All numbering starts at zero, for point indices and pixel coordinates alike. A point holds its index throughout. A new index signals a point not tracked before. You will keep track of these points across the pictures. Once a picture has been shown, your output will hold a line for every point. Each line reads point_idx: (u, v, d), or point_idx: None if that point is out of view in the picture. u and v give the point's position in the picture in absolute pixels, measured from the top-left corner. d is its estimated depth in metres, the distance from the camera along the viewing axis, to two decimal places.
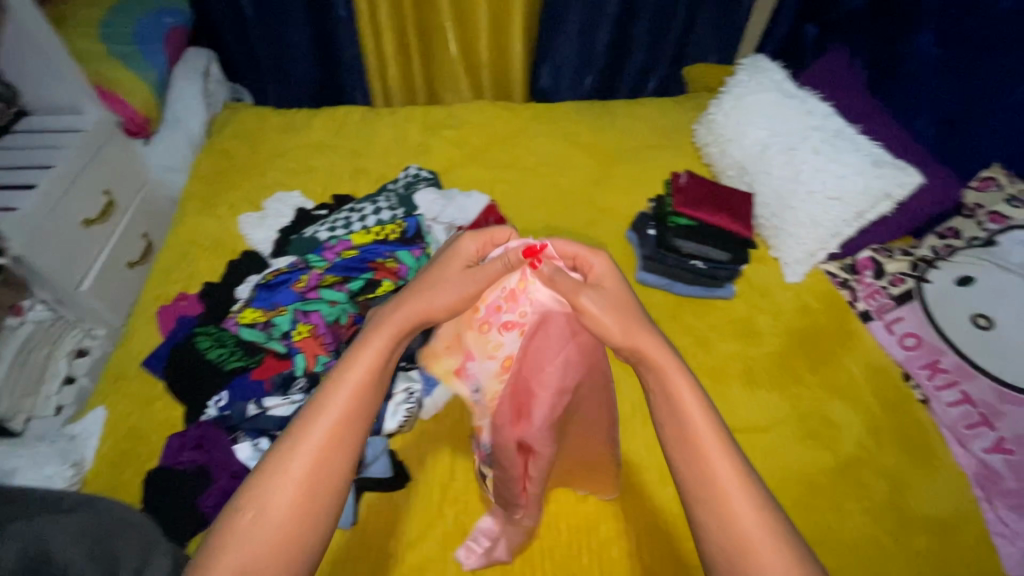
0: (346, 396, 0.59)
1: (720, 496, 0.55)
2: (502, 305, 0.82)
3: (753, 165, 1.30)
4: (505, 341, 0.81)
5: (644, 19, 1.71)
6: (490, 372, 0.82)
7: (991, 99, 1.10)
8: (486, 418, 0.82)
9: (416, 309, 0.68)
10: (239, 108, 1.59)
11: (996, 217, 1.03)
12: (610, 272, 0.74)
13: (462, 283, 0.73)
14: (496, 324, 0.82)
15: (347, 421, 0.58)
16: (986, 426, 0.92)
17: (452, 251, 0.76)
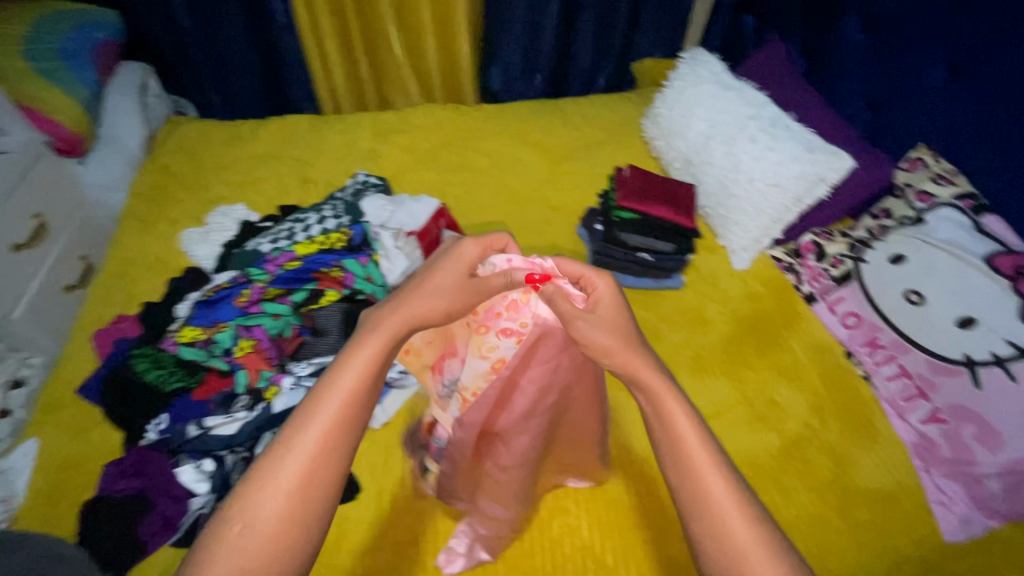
0: (339, 402, 0.57)
1: (718, 520, 0.54)
2: (503, 313, 0.82)
3: (697, 156, 1.33)
4: (501, 344, 0.81)
5: (589, 17, 1.73)
6: (477, 372, 0.81)
7: (914, 81, 1.14)
8: (448, 413, 0.84)
9: (412, 311, 0.67)
10: (179, 121, 1.56)
11: (924, 195, 1.06)
12: (613, 299, 0.74)
13: (460, 287, 0.72)
14: (495, 328, 0.82)
15: (338, 428, 0.56)
16: (922, 398, 0.95)
17: (453, 252, 0.75)
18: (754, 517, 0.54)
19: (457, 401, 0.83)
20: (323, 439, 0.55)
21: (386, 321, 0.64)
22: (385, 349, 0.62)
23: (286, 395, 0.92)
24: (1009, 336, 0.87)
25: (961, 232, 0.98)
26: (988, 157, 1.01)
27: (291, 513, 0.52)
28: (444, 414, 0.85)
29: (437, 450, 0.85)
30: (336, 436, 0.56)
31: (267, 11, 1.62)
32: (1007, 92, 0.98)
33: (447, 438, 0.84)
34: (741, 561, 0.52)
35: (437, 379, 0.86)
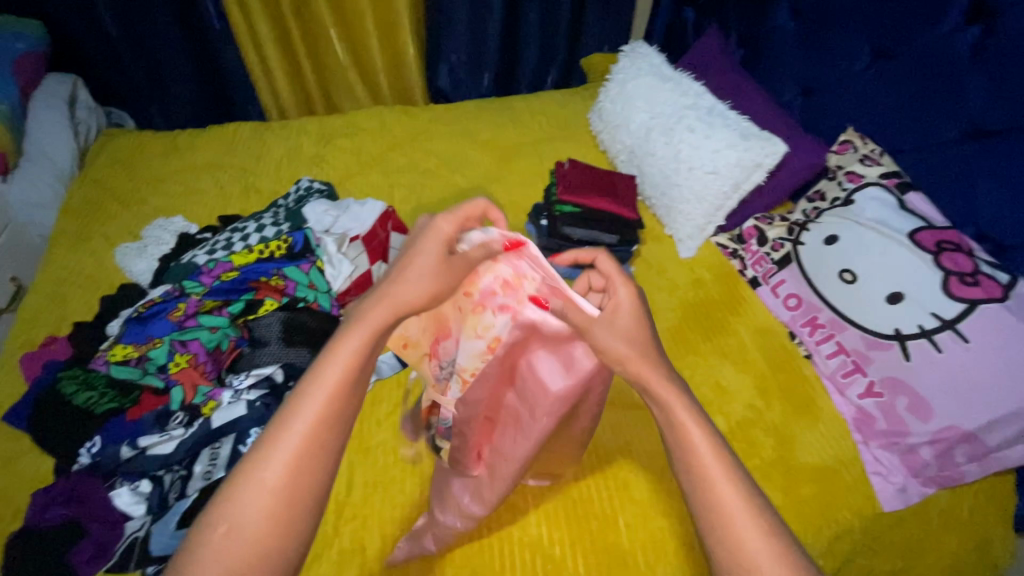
0: (321, 406, 0.55)
1: (729, 526, 0.55)
2: (496, 290, 0.79)
3: (640, 147, 1.34)
4: (497, 322, 0.78)
5: (532, 14, 1.74)
6: (473, 351, 0.79)
7: (839, 65, 1.17)
8: (447, 396, 0.82)
9: (396, 301, 0.61)
10: (115, 134, 1.51)
11: (853, 176, 1.09)
12: (634, 307, 0.67)
13: (442, 271, 0.65)
14: (489, 306, 0.79)
15: (320, 433, 0.55)
16: (859, 372, 0.97)
17: (429, 229, 0.65)
18: (768, 527, 0.55)
19: (457, 384, 0.80)
20: (306, 446, 0.54)
21: (368, 314, 0.60)
22: (368, 345, 0.59)
23: (223, 410, 0.89)
24: (932, 308, 0.89)
25: (887, 210, 1.01)
26: (909, 135, 1.04)
27: (275, 524, 0.51)
28: (445, 398, 0.82)
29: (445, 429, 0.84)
30: (319, 442, 0.54)
31: (204, 17, 1.59)
32: (920, 72, 1.01)
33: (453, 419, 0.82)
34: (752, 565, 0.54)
35: (434, 365, 0.83)
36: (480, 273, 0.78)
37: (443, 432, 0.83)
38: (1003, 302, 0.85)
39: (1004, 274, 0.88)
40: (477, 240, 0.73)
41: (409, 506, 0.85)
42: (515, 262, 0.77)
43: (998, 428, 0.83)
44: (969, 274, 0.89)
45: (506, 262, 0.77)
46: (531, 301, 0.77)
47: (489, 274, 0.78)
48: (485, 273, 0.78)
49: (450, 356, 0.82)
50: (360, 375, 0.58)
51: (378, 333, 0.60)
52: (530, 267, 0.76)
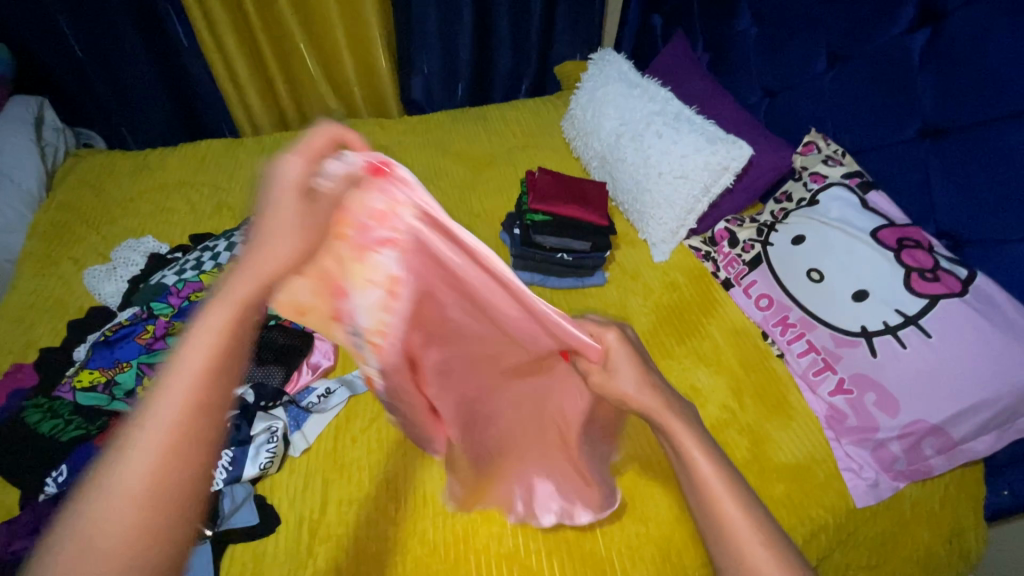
0: (181, 420, 0.39)
1: (727, 533, 0.61)
2: (371, 226, 0.62)
3: (611, 154, 1.35)
4: (387, 261, 0.64)
5: (502, 24, 1.76)
6: (375, 305, 0.65)
7: (800, 68, 1.20)
8: (369, 366, 0.69)
9: (265, 269, 0.46)
10: (83, 154, 1.52)
11: (816, 177, 1.11)
12: (626, 352, 0.72)
13: (307, 219, 0.50)
14: (368, 247, 0.63)
15: (183, 457, 0.39)
16: (829, 370, 0.98)
17: (274, 173, 0.49)
18: (762, 533, 0.61)
19: (371, 350, 0.67)
20: (165, 480, 0.38)
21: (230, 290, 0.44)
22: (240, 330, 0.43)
23: None
24: (896, 305, 0.91)
25: (851, 209, 1.03)
26: (868, 135, 1.06)
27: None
28: (366, 365, 0.70)
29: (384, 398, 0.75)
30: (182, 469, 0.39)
31: (172, 35, 1.59)
32: (874, 74, 1.04)
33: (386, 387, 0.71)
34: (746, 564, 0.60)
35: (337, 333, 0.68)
36: (347, 209, 0.60)
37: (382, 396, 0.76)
38: (963, 297, 0.87)
39: (963, 269, 0.90)
40: (339, 171, 0.55)
41: (385, 521, 0.84)
42: (386, 190, 0.62)
43: (964, 420, 0.85)
44: (929, 270, 0.91)
45: (374, 191, 0.61)
46: (411, 233, 0.64)
47: (358, 208, 0.61)
48: (353, 210, 0.60)
49: (349, 319, 0.66)
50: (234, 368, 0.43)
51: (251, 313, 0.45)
52: (408, 194, 0.63)
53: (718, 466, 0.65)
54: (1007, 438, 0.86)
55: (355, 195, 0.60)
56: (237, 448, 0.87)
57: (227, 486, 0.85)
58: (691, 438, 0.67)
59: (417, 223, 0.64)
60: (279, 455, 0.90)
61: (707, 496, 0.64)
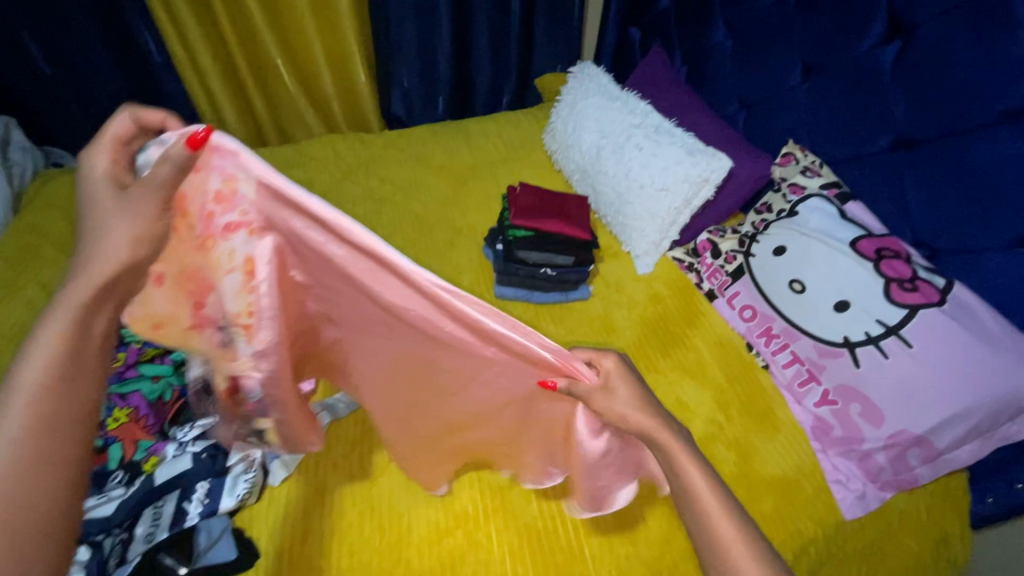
0: (40, 380, 0.50)
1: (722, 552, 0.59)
2: (214, 210, 0.67)
3: (592, 167, 1.35)
4: (237, 244, 0.69)
5: (481, 38, 1.76)
6: (235, 291, 0.71)
7: (775, 79, 1.21)
8: (242, 352, 0.75)
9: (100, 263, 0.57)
10: (55, 173, 1.48)
11: (795, 188, 1.11)
12: (625, 373, 0.71)
13: (131, 211, 0.60)
14: (217, 232, 0.69)
15: (41, 427, 0.49)
16: (814, 381, 0.98)
17: (87, 183, 0.60)
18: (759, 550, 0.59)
19: (240, 336, 0.74)
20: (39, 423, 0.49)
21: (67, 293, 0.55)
22: (77, 324, 0.53)
23: (168, 465, 0.84)
24: (877, 315, 0.92)
25: (830, 220, 1.03)
26: (844, 146, 1.07)
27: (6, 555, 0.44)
28: (237, 360, 0.77)
29: (259, 405, 0.80)
30: (37, 445, 0.48)
31: (144, 51, 1.56)
32: (847, 85, 1.05)
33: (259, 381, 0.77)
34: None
35: (205, 330, 0.76)
36: (184, 197, 0.66)
37: (255, 406, 0.80)
38: (942, 307, 0.88)
39: (940, 278, 0.90)
40: (152, 156, 0.64)
41: (372, 551, 0.82)
42: (217, 165, 0.64)
43: (946, 429, 0.85)
44: (908, 279, 0.91)
45: (210, 170, 0.65)
46: (254, 208, 0.67)
47: (196, 192, 0.67)
48: (191, 197, 0.67)
49: (216, 307, 0.74)
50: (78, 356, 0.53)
51: (88, 307, 0.55)
52: (236, 164, 0.64)
53: (712, 481, 0.64)
54: (989, 446, 0.86)
55: (190, 178, 0.66)
56: (213, 480, 0.85)
57: (202, 520, 0.80)
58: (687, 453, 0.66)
59: (256, 195, 0.65)
60: (258, 486, 0.86)
61: (699, 512, 0.62)
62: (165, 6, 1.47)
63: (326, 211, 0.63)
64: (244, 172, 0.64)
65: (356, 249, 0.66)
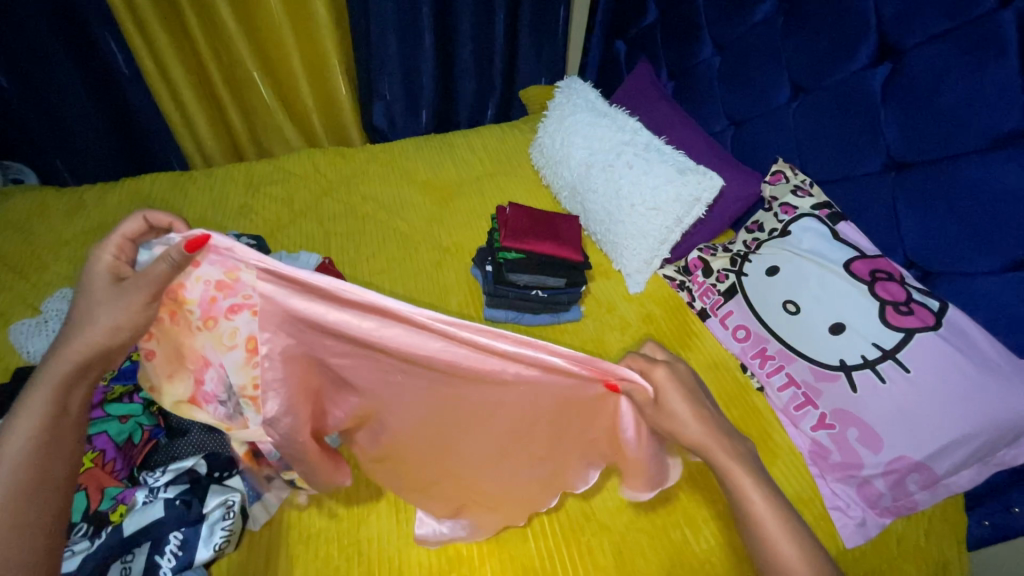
0: (24, 453, 0.59)
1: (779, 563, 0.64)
2: (216, 296, 0.70)
3: (581, 184, 1.33)
4: (239, 325, 0.72)
5: (465, 49, 1.72)
6: (237, 365, 0.73)
7: (764, 97, 1.21)
8: (250, 425, 0.77)
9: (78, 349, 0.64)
10: (14, 192, 1.39)
11: (787, 208, 1.11)
12: (674, 386, 0.71)
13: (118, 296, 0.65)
14: (219, 314, 0.71)
15: (22, 493, 0.57)
16: (810, 405, 0.96)
17: (84, 274, 0.67)
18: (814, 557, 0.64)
19: (248, 407, 0.75)
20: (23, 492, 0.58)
21: (49, 369, 0.63)
22: (55, 403, 0.62)
23: (138, 512, 0.77)
24: (873, 338, 0.91)
25: (822, 241, 1.03)
26: (834, 166, 1.07)
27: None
28: (245, 428, 0.77)
29: (279, 463, 0.81)
30: (21, 509, 0.57)
31: (111, 63, 1.48)
32: (836, 104, 1.05)
33: (276, 450, 0.80)
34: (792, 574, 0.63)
35: (207, 406, 0.77)
36: (184, 286, 0.69)
37: (277, 464, 0.81)
38: (937, 330, 0.87)
39: (934, 301, 0.90)
40: (152, 252, 0.69)
41: None
42: (217, 258, 0.67)
43: (947, 455, 0.84)
44: (903, 302, 0.91)
45: (207, 261, 0.67)
46: (255, 290, 0.69)
47: (197, 282, 0.69)
48: (191, 286, 0.69)
49: (218, 382, 0.75)
50: (56, 427, 0.61)
51: (68, 383, 0.63)
52: (235, 258, 0.66)
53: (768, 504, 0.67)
54: (987, 471, 0.86)
55: (190, 270, 0.68)
56: (187, 529, 0.77)
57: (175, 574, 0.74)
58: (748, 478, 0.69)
59: (259, 280, 0.68)
60: (237, 533, 0.80)
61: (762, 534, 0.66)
62: (133, 17, 1.40)
63: (325, 282, 0.64)
64: (241, 263, 0.66)
65: (364, 309, 0.67)
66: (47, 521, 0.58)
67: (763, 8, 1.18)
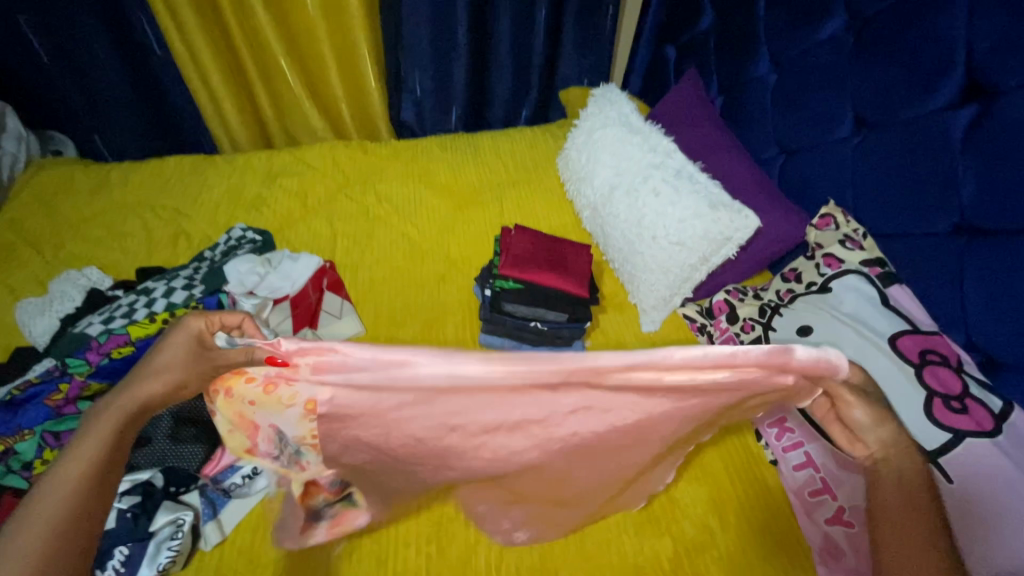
0: (81, 477, 0.63)
1: (912, 513, 0.64)
2: (276, 386, 0.70)
3: (603, 206, 1.22)
4: (297, 391, 0.69)
5: (502, 45, 1.62)
6: (294, 426, 0.74)
7: (821, 127, 1.05)
8: (310, 465, 0.81)
9: (138, 400, 0.69)
10: (47, 164, 1.44)
11: (830, 259, 0.96)
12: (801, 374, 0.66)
13: (187, 362, 0.70)
14: (279, 381, 0.69)
15: (71, 516, 0.61)
16: (828, 494, 0.85)
17: (172, 333, 0.70)
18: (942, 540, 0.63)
19: (308, 451, 0.78)
20: (74, 514, 0.61)
21: (112, 406, 0.68)
22: (114, 435, 0.67)
23: None
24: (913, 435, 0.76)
25: (868, 306, 0.88)
26: (894, 219, 0.91)
27: None
28: (305, 468, 0.81)
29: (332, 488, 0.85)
30: (65, 530, 0.60)
31: (143, 42, 1.49)
32: (903, 147, 0.88)
33: (334, 476, 0.84)
34: (918, 527, 0.63)
35: (265, 455, 0.80)
36: (245, 372, 0.69)
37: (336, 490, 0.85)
38: (994, 438, 0.72)
39: (996, 400, 0.75)
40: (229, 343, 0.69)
41: None
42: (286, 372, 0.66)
43: None
44: (955, 397, 0.76)
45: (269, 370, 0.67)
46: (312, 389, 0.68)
47: (260, 375, 0.69)
48: (252, 374, 0.69)
49: (272, 438, 0.77)
50: (111, 460, 0.66)
51: (124, 423, 0.68)
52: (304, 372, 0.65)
53: (903, 492, 0.65)
54: None
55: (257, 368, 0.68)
56: (134, 545, 0.77)
57: None
58: (888, 461, 0.68)
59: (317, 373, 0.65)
60: (184, 553, 0.79)
61: (890, 523, 0.65)
62: None
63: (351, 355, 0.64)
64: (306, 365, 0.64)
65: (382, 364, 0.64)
66: (86, 544, 0.61)
67: (832, 23, 1.02)
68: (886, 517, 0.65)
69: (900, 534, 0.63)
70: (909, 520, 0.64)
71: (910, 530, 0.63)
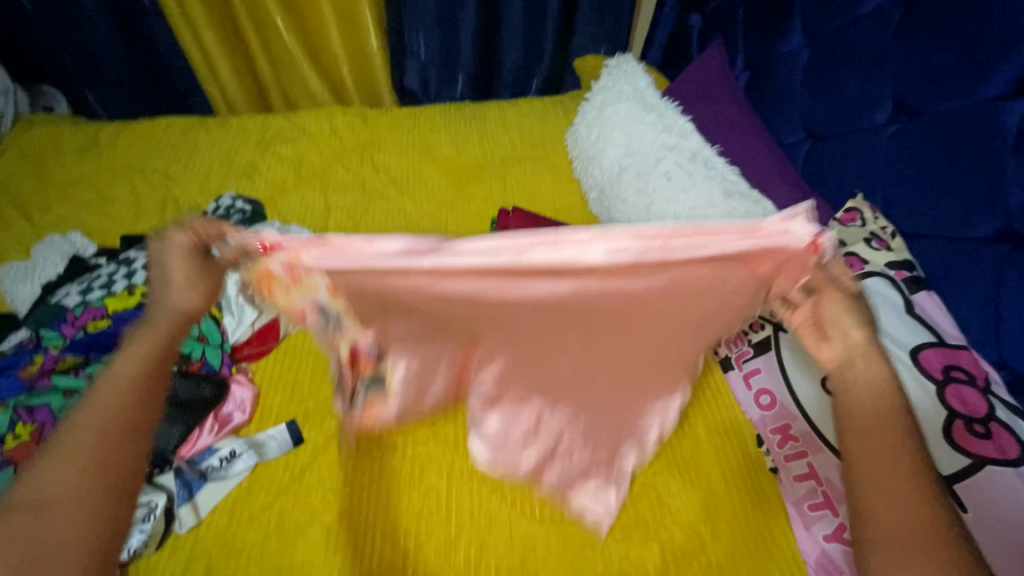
0: (127, 389, 0.58)
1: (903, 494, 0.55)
2: (293, 274, 0.62)
3: (611, 188, 1.14)
4: (317, 279, 0.62)
5: (514, 7, 1.52)
6: (331, 304, 0.66)
7: (854, 112, 0.96)
8: (355, 338, 0.70)
9: (172, 312, 0.64)
10: (36, 120, 1.39)
11: (853, 259, 0.86)
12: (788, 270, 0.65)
13: (201, 275, 0.65)
14: (297, 274, 0.62)
15: (118, 429, 0.56)
16: (829, 509, 0.79)
17: (167, 247, 0.64)
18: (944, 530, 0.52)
19: (347, 319, 0.68)
20: (122, 425, 0.56)
21: (149, 320, 0.64)
22: (157, 347, 0.62)
23: None
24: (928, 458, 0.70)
25: (893, 315, 0.79)
26: (926, 221, 0.83)
27: (82, 508, 0.51)
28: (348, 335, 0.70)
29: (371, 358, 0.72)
30: (114, 442, 0.55)
31: None
32: (945, 138, 0.80)
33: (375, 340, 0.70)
34: (907, 511, 0.54)
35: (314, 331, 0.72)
36: (262, 276, 0.63)
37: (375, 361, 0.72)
38: (1019, 468, 0.65)
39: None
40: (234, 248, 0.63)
41: None
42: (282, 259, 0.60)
43: None
44: (980, 420, 0.69)
45: (272, 261, 0.61)
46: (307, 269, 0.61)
47: (270, 268, 0.62)
48: (268, 274, 0.63)
49: (315, 316, 0.68)
50: (156, 371, 0.61)
51: (167, 336, 0.64)
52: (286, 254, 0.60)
53: (892, 469, 0.56)
54: None
55: (260, 264, 0.62)
56: None
57: None
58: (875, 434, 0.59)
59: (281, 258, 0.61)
60: (157, 534, 0.78)
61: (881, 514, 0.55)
62: None
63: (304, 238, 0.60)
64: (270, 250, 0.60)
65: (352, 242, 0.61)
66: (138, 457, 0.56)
67: None
68: (873, 501, 0.55)
69: (891, 521, 0.54)
70: (902, 511, 0.54)
71: (897, 516, 0.54)
